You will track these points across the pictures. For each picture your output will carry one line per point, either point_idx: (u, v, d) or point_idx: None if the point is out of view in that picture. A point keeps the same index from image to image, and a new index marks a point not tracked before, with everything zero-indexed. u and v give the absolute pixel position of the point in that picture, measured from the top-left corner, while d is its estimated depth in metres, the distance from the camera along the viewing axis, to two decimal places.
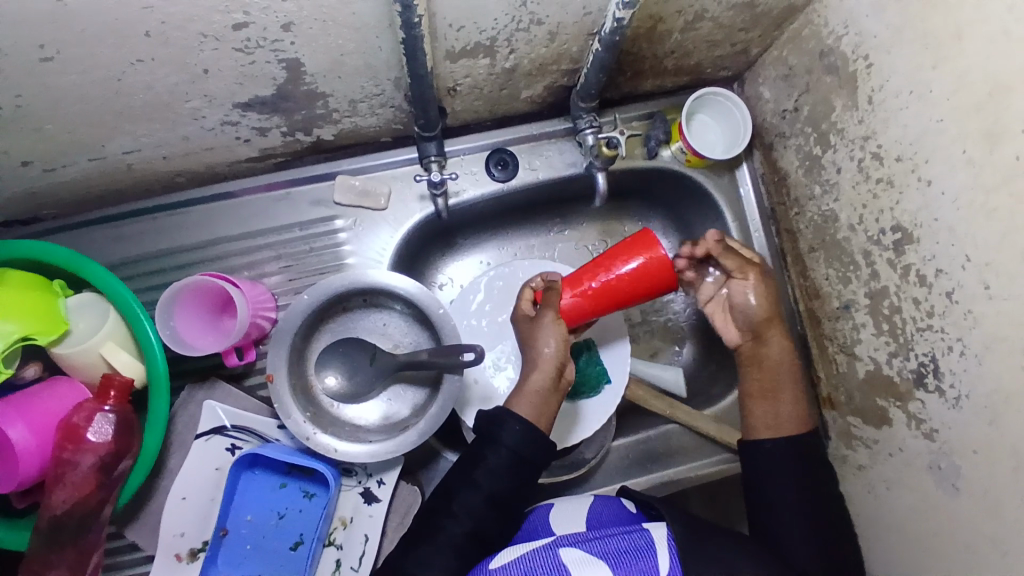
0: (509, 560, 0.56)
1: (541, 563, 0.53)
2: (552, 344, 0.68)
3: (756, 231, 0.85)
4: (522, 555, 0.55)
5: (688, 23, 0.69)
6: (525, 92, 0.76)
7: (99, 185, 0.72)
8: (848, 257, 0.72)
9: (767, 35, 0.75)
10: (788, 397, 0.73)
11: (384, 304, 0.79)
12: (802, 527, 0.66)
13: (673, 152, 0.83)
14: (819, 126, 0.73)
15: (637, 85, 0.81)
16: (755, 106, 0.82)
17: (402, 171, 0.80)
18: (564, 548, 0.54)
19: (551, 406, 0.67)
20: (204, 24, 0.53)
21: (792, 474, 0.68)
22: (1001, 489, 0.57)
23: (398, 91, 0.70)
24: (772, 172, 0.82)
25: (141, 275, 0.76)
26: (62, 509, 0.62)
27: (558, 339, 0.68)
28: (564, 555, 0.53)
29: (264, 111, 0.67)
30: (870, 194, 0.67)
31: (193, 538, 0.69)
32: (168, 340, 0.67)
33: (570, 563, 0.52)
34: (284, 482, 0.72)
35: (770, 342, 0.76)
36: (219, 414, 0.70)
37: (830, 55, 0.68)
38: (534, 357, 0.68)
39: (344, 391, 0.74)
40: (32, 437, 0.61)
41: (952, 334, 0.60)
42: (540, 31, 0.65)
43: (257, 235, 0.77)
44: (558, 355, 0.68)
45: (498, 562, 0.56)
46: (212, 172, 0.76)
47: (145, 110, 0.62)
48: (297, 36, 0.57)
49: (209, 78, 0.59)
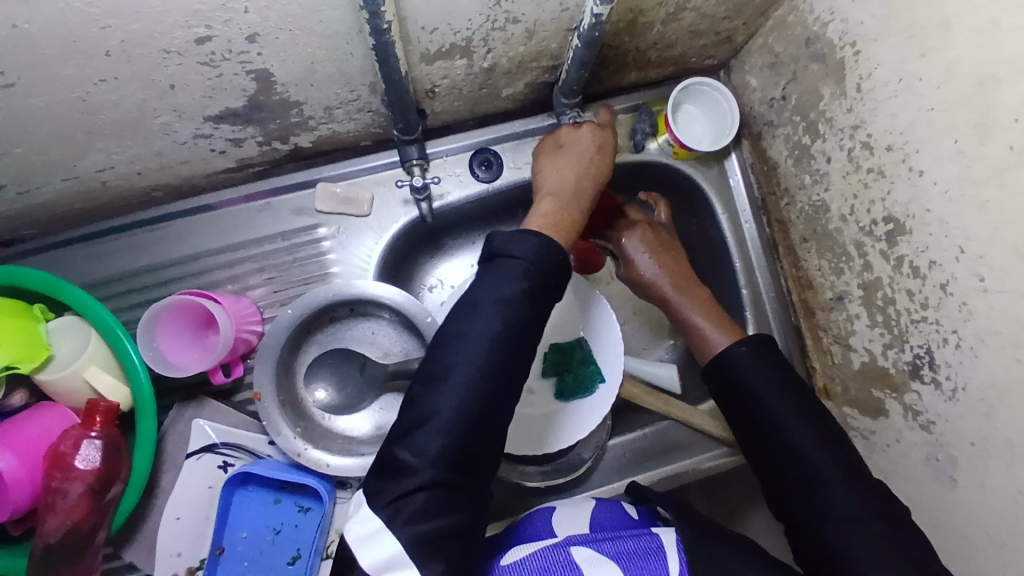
0: (520, 555, 0.54)
1: (555, 559, 0.52)
2: (570, 163, 0.66)
3: (746, 222, 0.84)
4: (533, 552, 0.54)
5: (670, 14, 0.67)
6: (505, 91, 0.75)
7: (74, 204, 0.70)
8: (839, 248, 0.71)
9: (751, 23, 0.73)
10: (715, 318, 0.73)
11: (372, 312, 0.78)
12: (808, 434, 0.61)
13: (660, 144, 0.82)
14: (807, 115, 0.71)
15: (620, 78, 0.79)
16: (742, 95, 0.81)
17: (384, 176, 0.79)
18: (574, 547, 0.53)
19: (564, 215, 0.62)
20: (166, 40, 0.51)
21: (779, 385, 0.64)
22: (998, 481, 0.56)
23: (374, 96, 0.68)
24: (761, 162, 0.81)
25: (121, 294, 0.74)
26: (55, 538, 0.61)
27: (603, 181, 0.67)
28: (575, 554, 0.52)
29: (237, 123, 0.65)
30: (861, 184, 0.66)
31: (189, 556, 0.69)
32: (151, 362, 0.66)
33: (580, 561, 0.51)
34: (277, 497, 0.71)
35: (643, 257, 0.78)
36: (208, 432, 0.70)
37: (816, 42, 0.67)
38: (547, 177, 0.66)
39: (334, 403, 0.74)
40: (21, 466, 0.61)
41: (946, 327, 0.59)
42: (517, 30, 0.63)
43: (238, 248, 0.76)
44: (574, 173, 0.66)
45: (510, 557, 0.54)
46: (189, 184, 0.74)
47: (115, 128, 0.60)
48: (265, 47, 0.55)
49: (176, 92, 0.57)
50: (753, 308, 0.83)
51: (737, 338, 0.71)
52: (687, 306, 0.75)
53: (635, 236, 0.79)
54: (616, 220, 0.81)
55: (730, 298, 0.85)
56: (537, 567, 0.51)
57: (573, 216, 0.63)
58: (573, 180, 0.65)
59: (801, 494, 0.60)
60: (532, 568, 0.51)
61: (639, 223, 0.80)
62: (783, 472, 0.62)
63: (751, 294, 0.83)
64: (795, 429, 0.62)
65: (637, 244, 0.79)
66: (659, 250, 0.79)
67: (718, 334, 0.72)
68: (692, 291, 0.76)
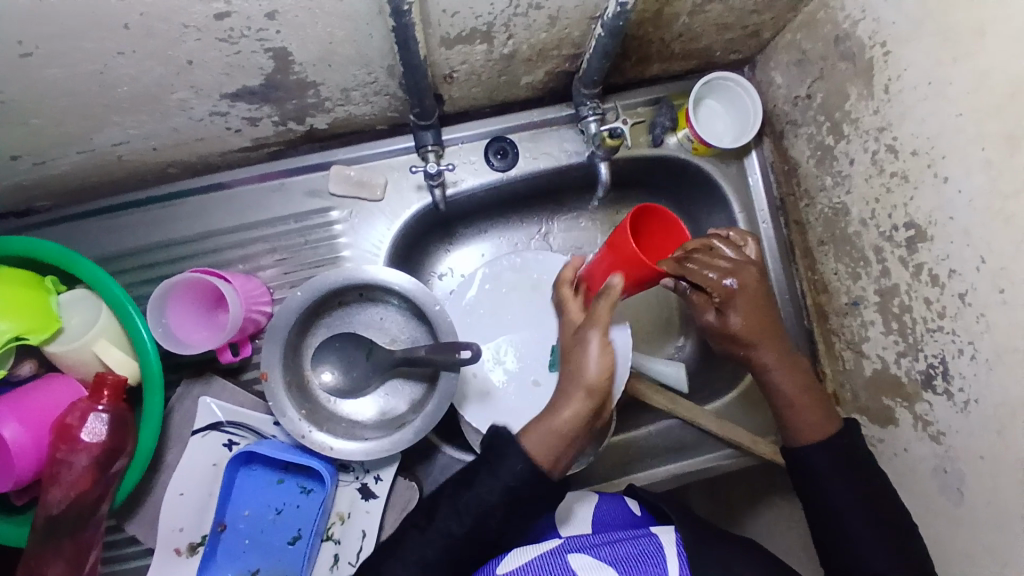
0: (514, 565, 0.53)
1: (551, 567, 0.51)
2: (580, 406, 0.60)
3: (764, 223, 0.82)
4: (529, 558, 0.53)
5: (696, 5, 0.65)
6: (524, 79, 0.73)
7: (89, 177, 0.70)
8: (858, 252, 0.70)
9: (780, 18, 0.71)
10: (808, 402, 0.66)
11: (381, 298, 0.78)
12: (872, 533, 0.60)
13: (680, 139, 0.80)
14: (832, 115, 0.69)
15: (642, 69, 0.77)
16: (766, 91, 0.79)
17: (398, 161, 0.78)
18: (572, 553, 0.53)
19: (565, 431, 0.59)
20: (186, 15, 0.50)
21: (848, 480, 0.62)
22: (1005, 497, 0.55)
23: (392, 79, 0.67)
24: (782, 162, 0.79)
25: (133, 269, 0.75)
26: (58, 508, 0.62)
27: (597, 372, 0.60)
28: (573, 560, 0.52)
29: (254, 102, 0.65)
30: (883, 188, 0.65)
31: (192, 532, 0.70)
32: (161, 338, 0.66)
33: (578, 568, 0.51)
34: (282, 477, 0.72)
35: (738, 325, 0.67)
36: (214, 410, 0.71)
37: (846, 41, 0.65)
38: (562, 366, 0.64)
39: (341, 386, 0.74)
40: (26, 435, 0.61)
41: (963, 338, 0.58)
42: (540, 16, 0.62)
43: (250, 227, 0.75)
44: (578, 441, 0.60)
45: (506, 565, 0.54)
46: (204, 162, 0.74)
47: (131, 102, 0.59)
48: (284, 25, 0.54)
49: (194, 69, 0.57)
50: None
51: (825, 433, 0.65)
52: (781, 373, 0.67)
53: (742, 294, 0.67)
54: (718, 263, 0.67)
55: None
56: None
57: (573, 436, 0.60)
58: (579, 429, 0.60)
59: (823, 529, 0.62)
60: None
61: (748, 275, 0.67)
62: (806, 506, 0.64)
63: None
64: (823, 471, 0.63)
65: (745, 298, 0.67)
66: (759, 309, 0.67)
67: (813, 422, 0.65)
68: (787, 354, 0.68)
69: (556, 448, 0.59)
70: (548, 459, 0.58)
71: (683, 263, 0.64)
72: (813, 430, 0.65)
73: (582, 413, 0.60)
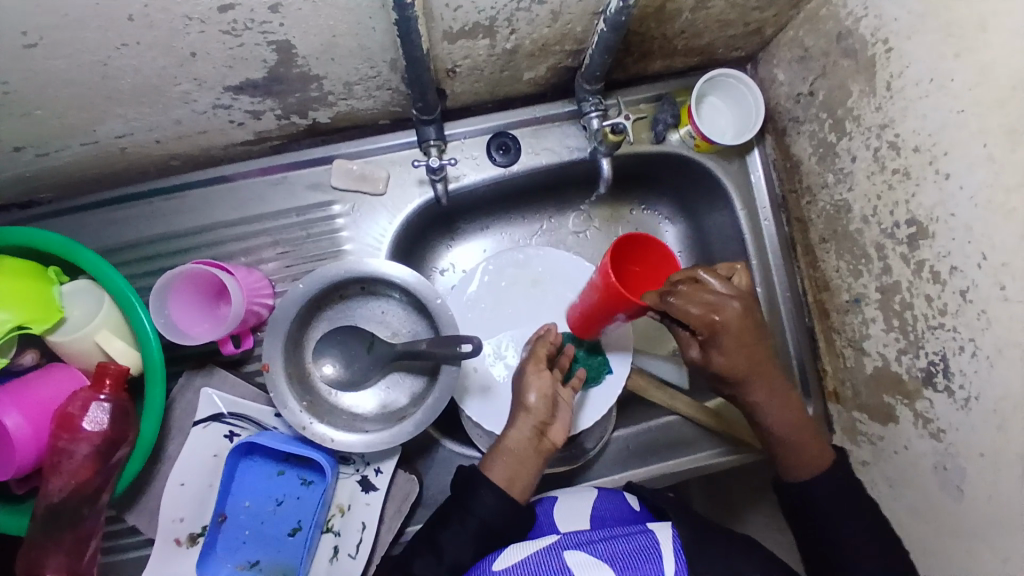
0: (511, 562, 0.54)
1: (546, 565, 0.51)
2: (522, 423, 0.66)
3: (766, 220, 0.82)
4: (526, 556, 0.53)
5: (699, 1, 0.65)
6: (527, 74, 0.74)
7: (92, 168, 0.70)
8: (859, 249, 0.70)
9: (782, 14, 0.71)
10: (801, 438, 0.68)
11: (382, 291, 0.78)
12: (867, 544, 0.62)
13: (682, 136, 0.80)
14: (834, 112, 0.69)
15: (645, 66, 0.77)
16: (768, 88, 0.79)
17: (401, 155, 0.78)
18: (568, 550, 0.52)
19: (513, 449, 0.65)
20: (189, 7, 0.50)
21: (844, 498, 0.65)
22: (1005, 494, 0.55)
23: (395, 73, 0.67)
24: (784, 159, 0.79)
25: (136, 261, 0.75)
26: (59, 497, 0.62)
27: (537, 398, 0.67)
28: (569, 558, 0.51)
29: (257, 94, 0.65)
30: (885, 185, 0.65)
31: (191, 522, 0.70)
32: (163, 328, 0.67)
33: (574, 566, 0.50)
34: (282, 469, 0.72)
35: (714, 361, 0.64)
36: (215, 401, 0.71)
37: (848, 37, 0.65)
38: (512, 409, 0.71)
39: (342, 379, 0.74)
40: (27, 425, 0.61)
41: (964, 335, 0.58)
42: (542, 11, 0.62)
43: (253, 220, 0.76)
44: (530, 457, 0.65)
45: (501, 563, 0.54)
46: (207, 155, 0.74)
47: (134, 93, 0.60)
48: (287, 18, 0.54)
49: (197, 61, 0.57)
50: (767, 308, 0.82)
51: (819, 467, 0.67)
52: (768, 409, 0.67)
53: (726, 332, 0.62)
54: (703, 297, 0.61)
55: None
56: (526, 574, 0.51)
57: (523, 452, 0.65)
58: (527, 444, 0.65)
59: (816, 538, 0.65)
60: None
61: (732, 312, 0.62)
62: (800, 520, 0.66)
63: (766, 294, 0.82)
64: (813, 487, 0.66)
65: (728, 336, 0.62)
66: (746, 346, 0.63)
67: (808, 456, 0.68)
68: (777, 388, 0.67)
69: (509, 465, 0.64)
70: (505, 475, 0.63)
71: (666, 297, 0.60)
72: (809, 464, 0.67)
73: (528, 434, 0.65)
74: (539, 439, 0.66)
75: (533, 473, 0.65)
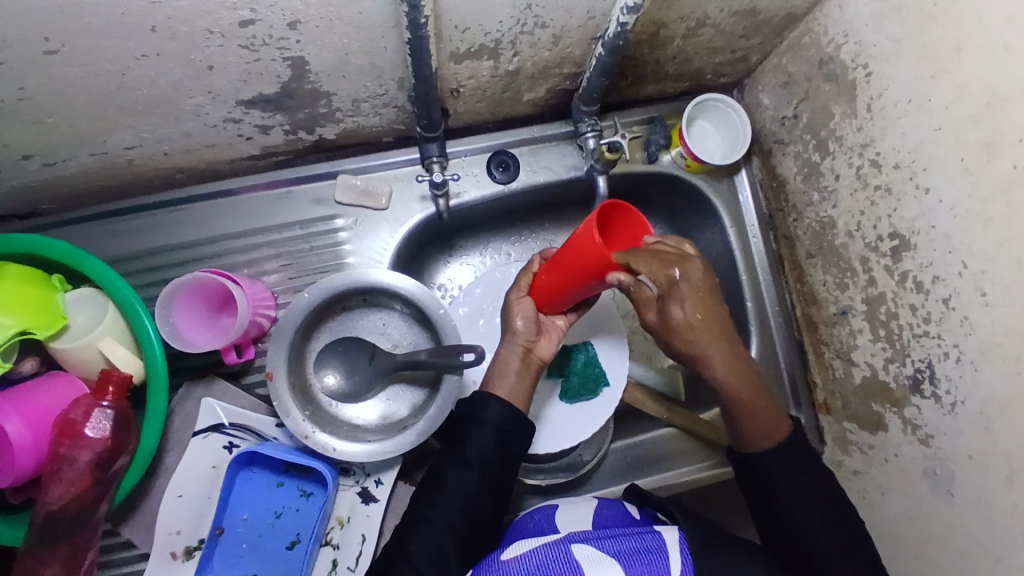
0: (519, 552, 0.54)
1: (553, 558, 0.52)
2: (509, 347, 0.69)
3: (754, 237, 0.85)
4: (533, 548, 0.54)
5: (690, 29, 0.69)
6: (527, 95, 0.77)
7: (99, 180, 0.71)
8: (845, 263, 0.73)
9: (767, 43, 0.76)
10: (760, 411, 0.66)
11: (384, 303, 0.79)
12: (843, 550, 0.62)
13: (673, 157, 0.84)
14: (818, 133, 0.73)
15: (638, 90, 0.81)
16: (754, 112, 0.83)
17: (403, 172, 0.81)
18: (575, 545, 0.53)
19: (510, 370, 0.68)
20: (212, 20, 0.53)
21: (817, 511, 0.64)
22: (993, 495, 0.57)
23: (402, 91, 0.70)
24: (770, 179, 0.83)
25: (139, 272, 0.76)
26: (58, 505, 0.61)
27: (523, 320, 0.69)
28: (575, 551, 0.52)
29: (268, 109, 0.67)
30: (868, 201, 0.68)
31: (189, 535, 0.69)
32: (168, 337, 0.67)
33: (581, 560, 0.51)
34: (281, 480, 0.72)
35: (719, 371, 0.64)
36: (217, 412, 0.71)
37: (830, 63, 0.69)
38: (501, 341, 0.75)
39: (342, 390, 0.74)
40: (27, 431, 0.61)
41: (948, 341, 0.61)
42: (544, 34, 0.66)
43: (257, 233, 0.77)
44: (525, 376, 0.68)
45: (509, 552, 0.55)
46: (212, 169, 0.75)
47: (148, 104, 0.61)
48: (303, 34, 0.57)
49: (214, 74, 0.59)
50: (757, 321, 0.85)
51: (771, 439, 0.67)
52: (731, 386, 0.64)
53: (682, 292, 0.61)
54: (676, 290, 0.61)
55: (736, 311, 0.86)
56: (533, 565, 0.51)
57: (518, 367, 0.68)
58: (519, 361, 0.69)
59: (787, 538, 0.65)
60: (530, 565, 0.52)
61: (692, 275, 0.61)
62: (761, 504, 0.66)
63: (756, 308, 0.84)
64: (783, 473, 0.65)
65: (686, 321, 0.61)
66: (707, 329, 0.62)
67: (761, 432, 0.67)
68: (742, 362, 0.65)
69: (511, 385, 0.67)
70: (506, 392, 0.67)
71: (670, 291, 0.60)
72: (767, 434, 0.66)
73: (513, 354, 0.69)
74: (528, 356, 0.69)
75: (529, 389, 0.68)
